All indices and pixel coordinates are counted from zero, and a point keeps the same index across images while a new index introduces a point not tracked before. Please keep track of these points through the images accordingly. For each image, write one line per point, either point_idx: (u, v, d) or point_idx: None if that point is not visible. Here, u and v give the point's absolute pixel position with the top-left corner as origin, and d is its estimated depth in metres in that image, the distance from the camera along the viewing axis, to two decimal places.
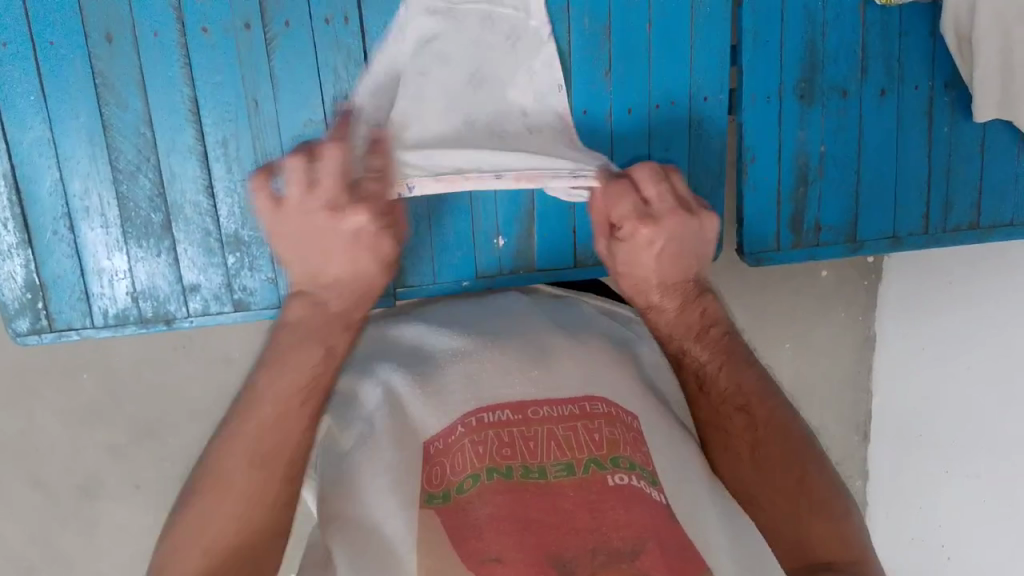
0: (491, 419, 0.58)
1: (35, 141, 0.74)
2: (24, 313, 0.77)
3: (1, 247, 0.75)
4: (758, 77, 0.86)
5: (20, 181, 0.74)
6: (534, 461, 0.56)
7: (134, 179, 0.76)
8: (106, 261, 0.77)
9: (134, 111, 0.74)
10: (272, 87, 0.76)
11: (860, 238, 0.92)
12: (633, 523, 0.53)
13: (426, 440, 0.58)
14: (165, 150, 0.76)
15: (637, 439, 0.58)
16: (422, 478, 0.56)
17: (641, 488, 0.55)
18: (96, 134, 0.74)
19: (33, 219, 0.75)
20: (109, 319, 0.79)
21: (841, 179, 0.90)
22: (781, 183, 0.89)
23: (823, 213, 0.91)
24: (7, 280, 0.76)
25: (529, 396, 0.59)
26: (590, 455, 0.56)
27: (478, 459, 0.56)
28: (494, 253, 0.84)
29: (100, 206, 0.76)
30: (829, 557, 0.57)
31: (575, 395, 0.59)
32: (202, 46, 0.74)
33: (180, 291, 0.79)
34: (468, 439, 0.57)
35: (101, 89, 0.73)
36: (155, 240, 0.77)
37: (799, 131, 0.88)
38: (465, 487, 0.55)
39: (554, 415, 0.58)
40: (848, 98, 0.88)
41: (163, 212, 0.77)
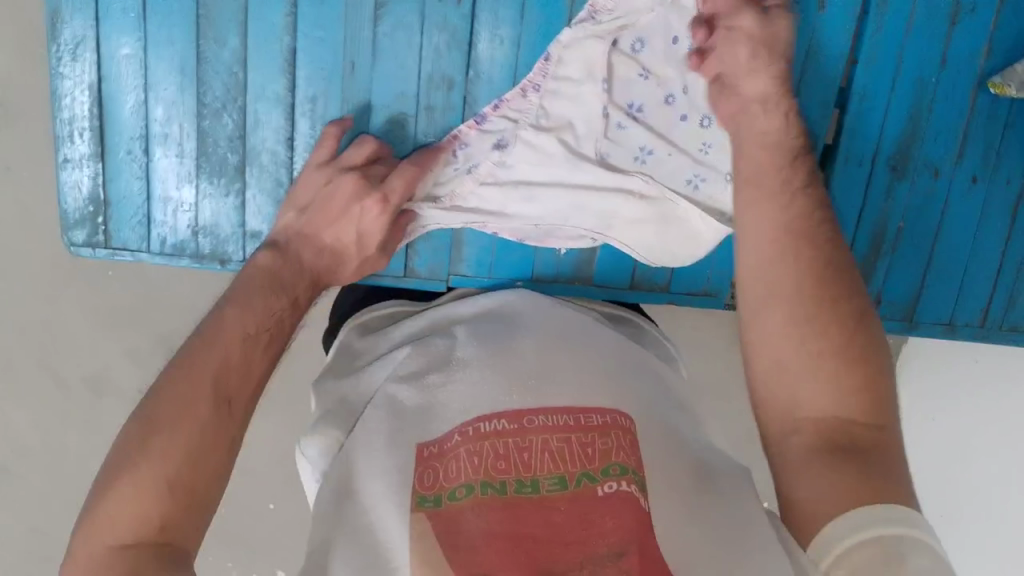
0: (486, 429, 0.60)
1: (128, 61, 0.86)
2: (84, 224, 0.91)
3: (74, 155, 0.89)
4: (860, 129, 0.91)
5: (103, 95, 0.87)
6: (529, 474, 0.57)
7: (219, 117, 0.88)
8: (174, 190, 0.90)
9: (229, 48, 0.86)
10: (371, 53, 0.87)
11: (918, 320, 0.97)
12: (616, 527, 0.54)
13: (419, 441, 0.61)
14: (254, 96, 0.88)
15: (634, 442, 0.60)
16: (414, 481, 0.58)
17: (632, 494, 0.56)
18: (189, 67, 0.86)
19: (111, 135, 0.88)
20: (165, 246, 0.92)
21: (914, 258, 0.95)
22: (855, 246, 0.95)
23: (890, 283, 0.96)
24: (75, 190, 0.90)
25: (529, 406, 0.61)
26: (582, 469, 0.57)
27: (472, 470, 0.57)
28: (553, 259, 0.94)
29: (179, 137, 0.89)
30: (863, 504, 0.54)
31: (573, 407, 0.61)
32: (312, 0, 0.85)
33: (239, 233, 0.92)
34: (463, 448, 0.59)
35: (203, 22, 0.85)
36: (227, 179, 0.90)
37: (884, 202, 0.93)
38: (457, 497, 0.56)
39: (549, 424, 0.60)
40: (939, 178, 0.93)
41: (239, 154, 0.90)
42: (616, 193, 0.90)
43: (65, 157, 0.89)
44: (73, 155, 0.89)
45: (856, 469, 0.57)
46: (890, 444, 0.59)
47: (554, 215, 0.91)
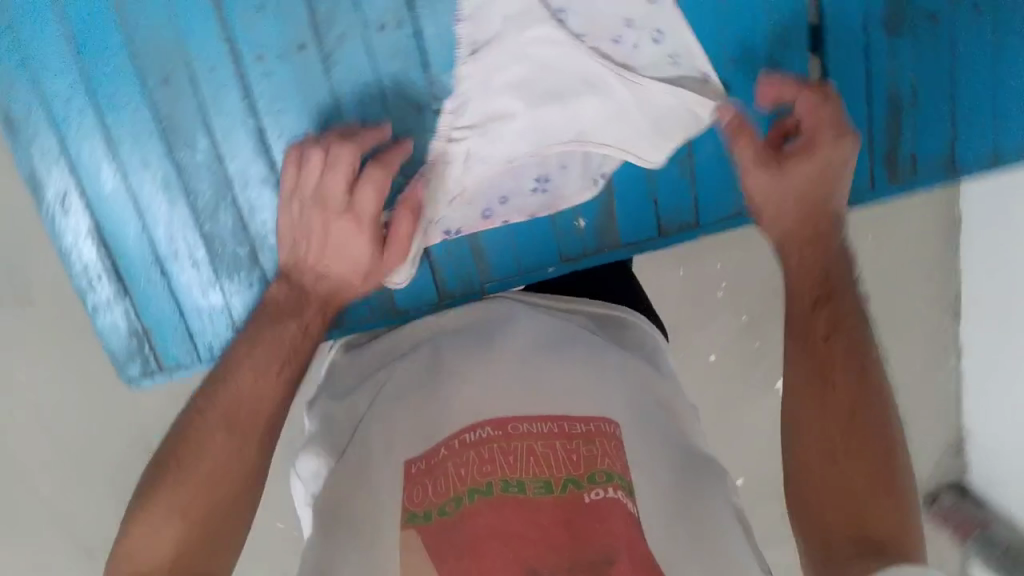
0: (472, 440, 0.61)
1: (115, 192, 0.83)
2: (136, 359, 0.89)
3: (100, 300, 0.86)
4: (840, 14, 0.85)
5: (105, 235, 0.85)
6: (514, 474, 0.58)
7: (215, 217, 0.85)
8: (202, 299, 0.87)
9: (201, 151, 0.83)
10: (336, 104, 0.82)
11: (959, 165, 0.90)
12: (606, 534, 0.55)
13: (408, 460, 0.62)
14: (239, 186, 0.84)
15: (619, 449, 0.61)
16: (405, 500, 0.59)
17: (616, 498, 0.57)
18: (171, 177, 0.83)
19: (126, 268, 0.86)
20: (214, 353, 0.89)
21: (938, 112, 0.88)
22: (875, 117, 0.88)
23: (920, 142, 0.89)
24: (112, 331, 0.87)
25: (514, 414, 0.63)
26: (568, 474, 0.58)
27: (459, 481, 0.58)
28: (576, 234, 0.90)
29: (188, 249, 0.86)
30: (881, 535, 0.62)
31: (556, 415, 0.63)
32: (261, 74, 0.81)
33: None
34: (450, 461, 0.60)
35: (168, 131, 0.82)
36: (245, 272, 0.87)
37: (888, 61, 0.87)
38: (446, 511, 0.57)
39: (534, 432, 0.61)
40: (939, 21, 0.86)
41: (247, 245, 0.86)
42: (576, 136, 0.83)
43: (95, 305, 0.86)
44: (99, 301, 0.86)
45: (866, 468, 0.66)
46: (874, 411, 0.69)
47: (552, 189, 0.86)
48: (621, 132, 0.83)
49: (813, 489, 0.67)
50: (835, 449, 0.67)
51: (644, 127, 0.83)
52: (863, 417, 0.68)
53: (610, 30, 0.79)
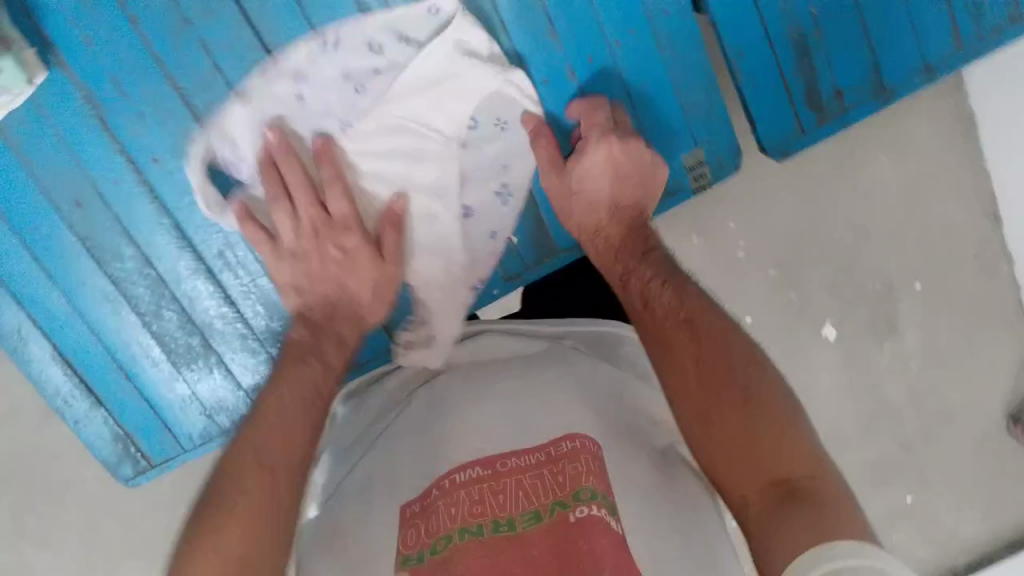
0: (462, 478, 0.62)
1: (64, 314, 0.90)
2: (125, 461, 0.97)
3: (78, 415, 0.94)
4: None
5: (63, 355, 0.92)
6: (503, 514, 0.59)
7: (161, 317, 0.92)
8: (172, 393, 0.95)
9: (131, 258, 0.90)
10: (236, 187, 0.88)
11: (890, 84, 0.95)
12: (593, 555, 0.56)
13: (402, 504, 0.63)
14: (175, 284, 0.91)
15: (603, 468, 0.61)
16: (398, 542, 0.60)
17: (601, 518, 0.58)
18: (111, 291, 0.90)
19: (93, 380, 0.93)
20: (196, 439, 0.97)
21: (842, 32, 0.92)
22: (784, 61, 0.92)
23: (840, 76, 0.94)
24: (98, 440, 0.95)
25: (503, 449, 0.64)
26: (554, 498, 0.59)
27: (449, 521, 0.59)
28: (512, 253, 0.95)
29: (145, 351, 0.93)
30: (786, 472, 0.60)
31: (544, 440, 0.63)
32: (161, 174, 0.87)
33: (248, 397, 0.96)
34: (441, 501, 0.61)
35: (94, 248, 0.89)
36: (202, 360, 0.94)
37: (781, 3, 0.91)
38: (438, 550, 0.58)
39: (521, 464, 0.62)
40: None
41: (197, 335, 0.93)
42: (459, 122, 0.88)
43: (73, 420, 0.94)
44: (77, 416, 0.94)
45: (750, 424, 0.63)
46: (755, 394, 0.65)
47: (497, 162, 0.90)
48: (493, 150, 0.90)
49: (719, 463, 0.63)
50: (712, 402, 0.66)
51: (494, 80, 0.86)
52: (744, 384, 0.66)
53: (360, 49, 0.85)
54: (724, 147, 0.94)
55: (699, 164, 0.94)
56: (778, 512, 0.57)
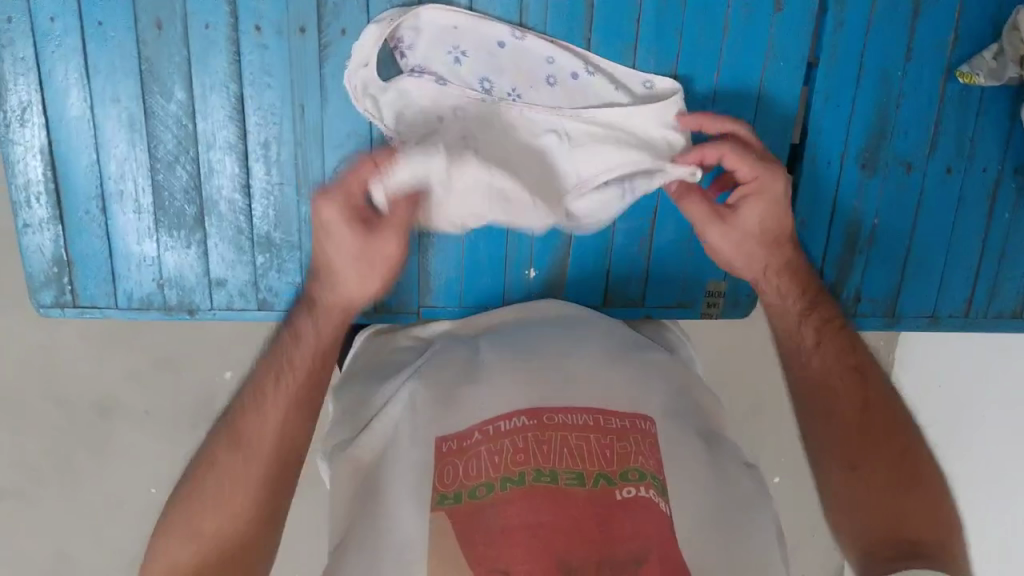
0: (506, 427, 0.60)
1: (77, 120, 0.71)
2: (50, 286, 0.75)
3: (32, 220, 0.73)
4: (821, 138, 0.77)
5: (57, 157, 0.72)
6: (547, 465, 0.57)
7: (172, 170, 0.73)
8: (135, 247, 0.75)
9: (177, 100, 0.71)
10: (320, 96, 0.72)
11: (900, 314, 0.84)
12: (637, 533, 0.53)
13: (440, 436, 0.60)
14: (205, 147, 0.73)
15: (654, 445, 0.60)
16: (435, 480, 0.57)
17: (649, 498, 0.55)
18: (137, 121, 0.72)
19: (66, 198, 0.73)
20: (132, 302, 0.77)
21: (889, 256, 0.82)
22: (829, 248, 0.81)
23: (867, 283, 0.82)
24: (35, 254, 0.74)
25: (544, 404, 0.62)
26: (600, 470, 0.57)
27: (491, 468, 0.57)
28: (524, 281, 0.79)
29: (135, 192, 0.74)
30: (920, 538, 0.62)
31: (591, 408, 0.61)
32: (254, 45, 0.71)
33: (209, 288, 0.77)
34: (484, 446, 0.58)
35: (146, 75, 0.70)
36: (187, 231, 0.75)
37: (854, 199, 0.80)
38: (478, 495, 0.56)
39: (569, 423, 0.60)
40: (911, 173, 0.79)
41: (197, 205, 0.74)
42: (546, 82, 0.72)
43: (23, 222, 0.73)
44: (29, 220, 0.73)
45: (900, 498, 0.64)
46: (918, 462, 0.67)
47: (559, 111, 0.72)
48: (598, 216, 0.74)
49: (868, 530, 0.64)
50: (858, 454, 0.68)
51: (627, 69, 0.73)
52: (911, 461, 0.67)
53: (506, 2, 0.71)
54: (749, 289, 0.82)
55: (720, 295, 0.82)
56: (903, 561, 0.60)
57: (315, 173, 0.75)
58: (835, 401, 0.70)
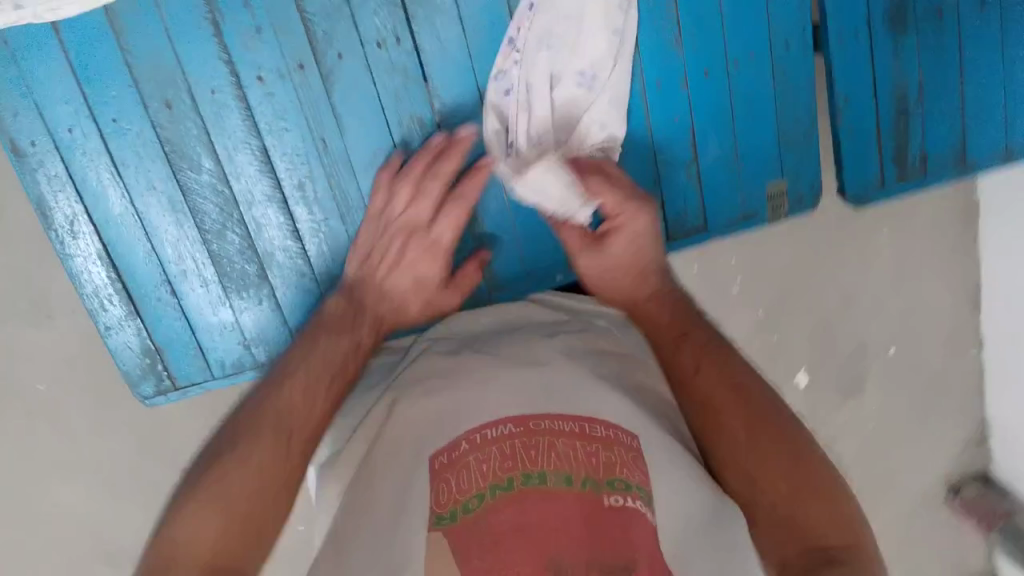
0: (493, 435, 0.62)
1: (122, 218, 0.80)
2: (147, 378, 0.84)
3: (112, 321, 0.82)
4: (842, 16, 0.85)
5: (115, 258, 0.81)
6: (534, 467, 0.59)
7: (223, 236, 0.82)
8: (212, 316, 0.84)
9: (206, 171, 0.80)
10: (338, 126, 0.81)
11: (970, 159, 0.90)
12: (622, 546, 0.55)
13: (429, 454, 0.63)
14: (245, 206, 0.81)
15: (637, 457, 0.62)
16: (428, 498, 0.59)
17: (633, 506, 0.57)
18: (177, 201, 0.80)
19: (135, 291, 0.82)
20: (226, 369, 0.85)
21: (943, 106, 0.88)
22: (881, 118, 0.88)
23: (928, 140, 0.89)
24: (124, 350, 0.83)
25: (531, 410, 0.64)
26: (586, 475, 0.59)
27: (481, 478, 0.59)
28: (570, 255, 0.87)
29: (196, 267, 0.82)
30: (822, 535, 0.58)
31: (579, 415, 0.63)
32: (261, 94, 0.79)
33: (288, 333, 0.85)
34: (472, 455, 0.61)
35: (172, 154, 0.79)
36: (254, 288, 0.84)
37: (894, 61, 0.86)
38: (471, 507, 0.58)
39: (555, 427, 0.62)
40: (944, 19, 0.86)
41: (255, 261, 0.83)
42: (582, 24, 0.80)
43: (106, 325, 0.82)
44: (109, 322, 0.82)
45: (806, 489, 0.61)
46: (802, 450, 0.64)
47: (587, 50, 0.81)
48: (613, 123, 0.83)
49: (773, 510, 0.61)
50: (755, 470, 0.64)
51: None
52: (799, 453, 0.64)
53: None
54: (809, 181, 0.89)
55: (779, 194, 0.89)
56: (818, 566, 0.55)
57: (354, 200, 0.83)
58: (722, 417, 0.67)
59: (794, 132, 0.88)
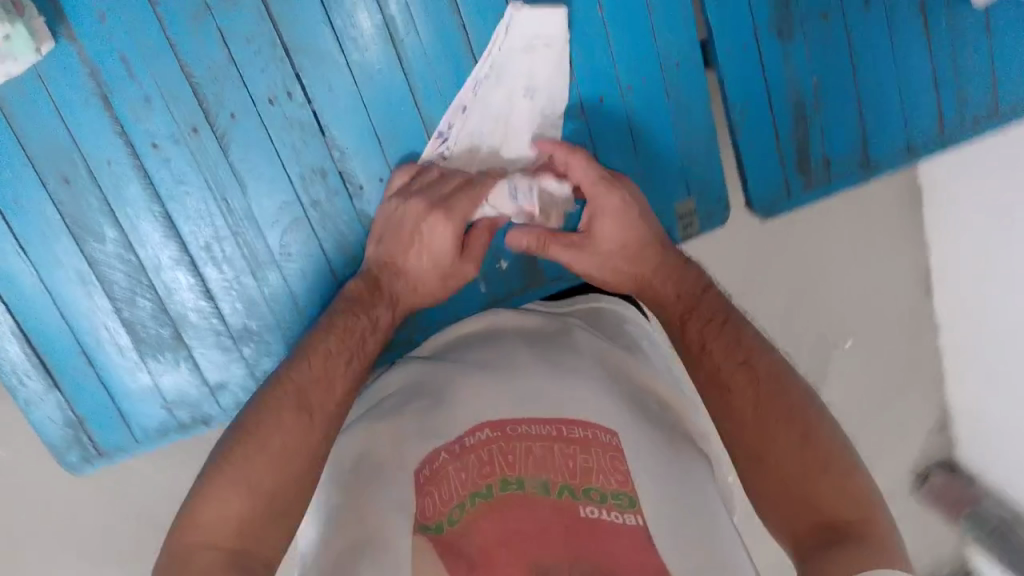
0: (472, 443, 0.63)
1: (33, 292, 0.83)
2: (74, 447, 0.88)
3: (33, 395, 0.86)
4: (727, 26, 0.85)
5: (29, 331, 0.84)
6: (512, 473, 0.60)
7: (135, 303, 0.84)
8: (133, 382, 0.87)
9: (111, 241, 0.82)
10: (238, 185, 0.82)
11: (873, 160, 0.91)
12: (605, 557, 0.55)
13: (415, 467, 0.63)
14: (153, 274, 0.84)
15: (617, 456, 0.62)
16: (415, 512, 0.60)
17: (609, 519, 0.58)
18: (86, 273, 0.83)
19: (54, 363, 0.85)
20: (151, 433, 0.89)
21: (841, 113, 0.89)
22: (781, 133, 0.88)
23: (832, 147, 0.89)
24: (50, 424, 0.87)
25: (507, 416, 0.65)
26: (564, 482, 0.60)
27: (461, 487, 0.60)
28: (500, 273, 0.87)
29: (111, 335, 0.85)
30: (833, 515, 0.62)
31: (554, 417, 0.64)
32: (158, 161, 0.81)
33: (209, 394, 0.88)
34: (452, 465, 0.62)
35: (75, 227, 0.82)
36: (171, 352, 0.86)
37: (785, 62, 0.86)
38: (454, 519, 0.59)
39: (532, 433, 0.63)
40: (829, 19, 0.86)
41: (170, 325, 0.86)
42: (512, 66, 0.82)
43: (27, 400, 0.86)
44: (33, 397, 0.86)
45: (823, 462, 0.65)
46: (816, 424, 0.68)
47: (520, 89, 0.82)
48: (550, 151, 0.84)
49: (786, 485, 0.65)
50: (763, 442, 0.68)
51: (551, 28, 0.81)
52: (806, 429, 0.67)
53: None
54: (718, 197, 0.90)
55: (691, 214, 0.90)
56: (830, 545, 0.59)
57: (264, 255, 0.85)
58: (729, 397, 0.71)
59: (699, 138, 0.89)
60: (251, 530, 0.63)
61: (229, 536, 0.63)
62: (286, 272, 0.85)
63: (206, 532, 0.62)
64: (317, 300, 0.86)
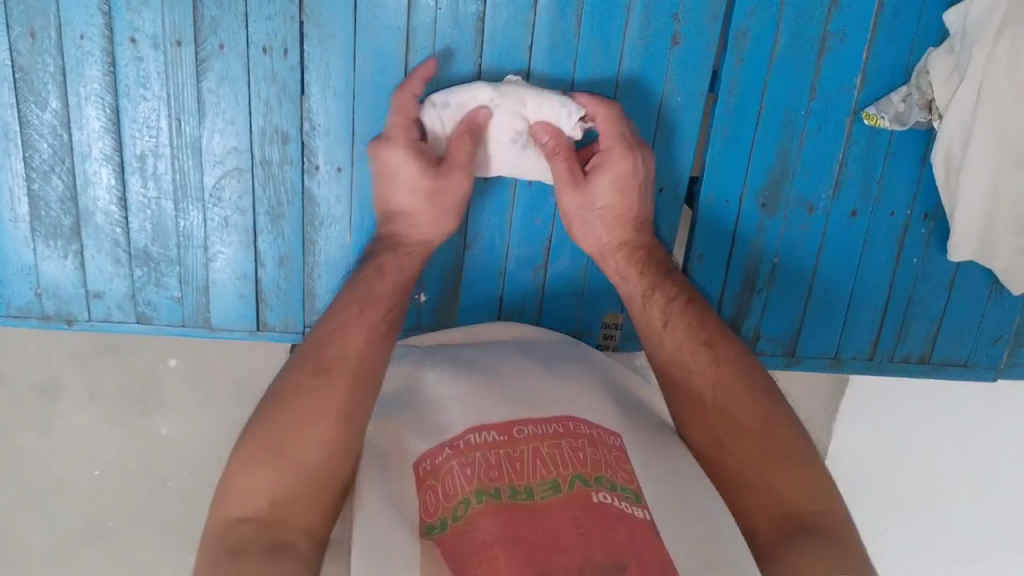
0: (477, 442, 0.68)
1: None
2: None
3: None
4: (720, 180, 0.91)
5: None
6: (522, 482, 0.65)
7: (48, 179, 0.85)
8: (15, 255, 0.87)
9: (51, 111, 0.83)
10: (197, 112, 0.84)
11: (799, 353, 1.00)
12: (614, 540, 0.61)
13: (415, 461, 0.68)
14: (79, 160, 0.85)
15: (620, 457, 0.69)
16: (419, 507, 0.65)
17: (621, 506, 0.64)
18: (12, 130, 0.83)
19: None
20: (12, 310, 0.89)
21: (791, 296, 0.97)
22: (729, 285, 0.95)
23: (766, 322, 0.98)
24: None
25: (516, 418, 0.70)
26: (576, 472, 0.66)
27: (467, 483, 0.65)
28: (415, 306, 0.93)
29: (11, 201, 0.86)
30: (795, 506, 0.68)
31: (559, 417, 0.71)
32: (130, 58, 0.81)
33: (84, 296, 0.90)
34: (456, 462, 0.67)
35: (19, 81, 0.81)
36: (63, 241, 0.87)
37: (755, 238, 0.94)
38: (458, 514, 0.63)
39: (538, 433, 0.69)
40: (813, 213, 0.93)
41: (72, 216, 0.87)
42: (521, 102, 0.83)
43: None
44: None
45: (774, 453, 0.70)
46: (781, 425, 0.72)
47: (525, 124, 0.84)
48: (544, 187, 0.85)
49: (743, 486, 0.71)
50: (727, 431, 0.74)
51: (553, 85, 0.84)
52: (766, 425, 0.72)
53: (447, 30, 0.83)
54: None
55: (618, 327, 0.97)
56: (791, 538, 0.65)
57: (194, 189, 0.87)
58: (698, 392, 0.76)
59: None
60: (291, 501, 0.62)
61: (271, 510, 0.62)
62: (209, 214, 0.88)
63: (244, 503, 0.62)
64: (233, 251, 0.90)
